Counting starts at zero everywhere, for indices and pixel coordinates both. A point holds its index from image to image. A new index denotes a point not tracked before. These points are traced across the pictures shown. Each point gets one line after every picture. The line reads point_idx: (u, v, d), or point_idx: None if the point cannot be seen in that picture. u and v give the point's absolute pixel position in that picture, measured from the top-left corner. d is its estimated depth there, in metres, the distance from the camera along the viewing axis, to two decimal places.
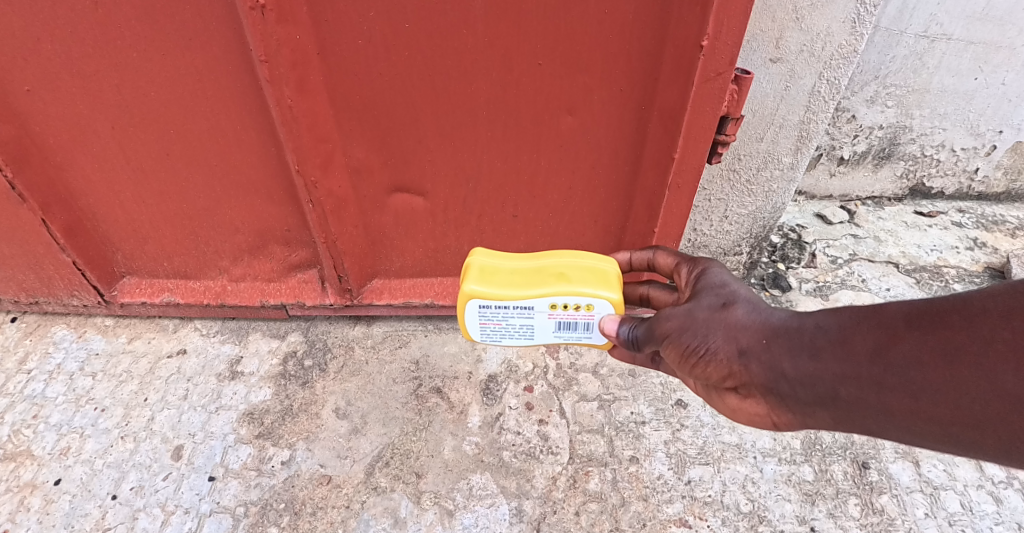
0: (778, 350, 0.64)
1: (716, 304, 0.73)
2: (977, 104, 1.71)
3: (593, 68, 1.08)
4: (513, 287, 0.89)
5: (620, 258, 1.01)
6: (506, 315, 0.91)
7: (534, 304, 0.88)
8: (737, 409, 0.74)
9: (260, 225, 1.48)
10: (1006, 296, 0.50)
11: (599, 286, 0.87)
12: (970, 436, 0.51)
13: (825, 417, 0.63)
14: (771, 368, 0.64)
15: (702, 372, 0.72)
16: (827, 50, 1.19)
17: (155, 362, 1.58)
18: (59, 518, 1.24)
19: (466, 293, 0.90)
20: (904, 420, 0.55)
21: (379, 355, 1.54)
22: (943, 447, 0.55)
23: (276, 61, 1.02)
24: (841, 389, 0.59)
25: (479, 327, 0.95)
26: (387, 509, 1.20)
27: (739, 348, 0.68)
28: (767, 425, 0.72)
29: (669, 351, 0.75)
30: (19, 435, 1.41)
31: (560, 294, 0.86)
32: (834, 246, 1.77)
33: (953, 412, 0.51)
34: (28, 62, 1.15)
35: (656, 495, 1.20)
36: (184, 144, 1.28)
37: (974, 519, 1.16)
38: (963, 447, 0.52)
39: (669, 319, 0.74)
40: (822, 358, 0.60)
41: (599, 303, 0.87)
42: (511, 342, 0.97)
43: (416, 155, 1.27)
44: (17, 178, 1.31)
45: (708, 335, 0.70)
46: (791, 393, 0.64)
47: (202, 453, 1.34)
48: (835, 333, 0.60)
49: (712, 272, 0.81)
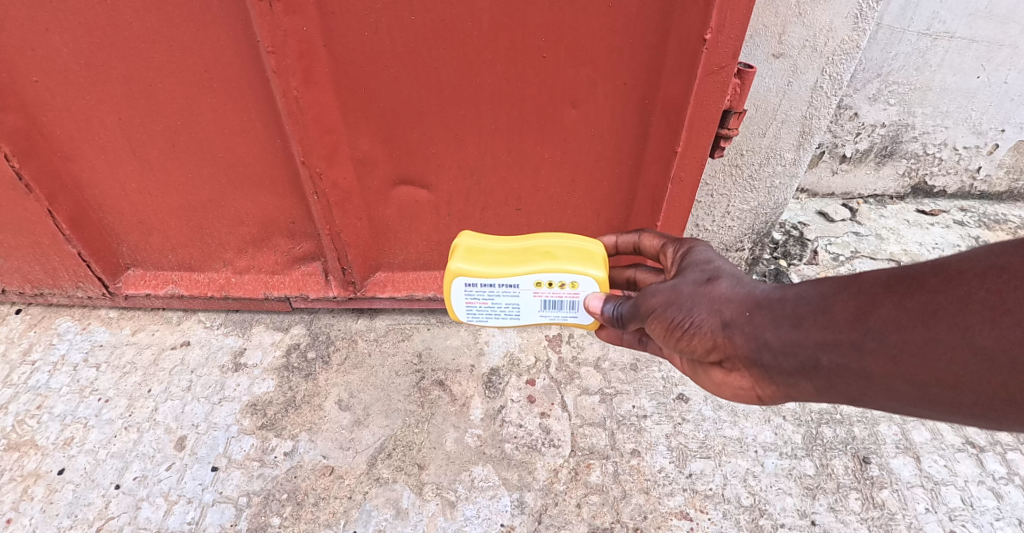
0: (760, 320, 0.64)
1: (701, 279, 0.74)
2: (979, 102, 1.71)
3: (597, 61, 1.09)
4: (499, 265, 0.91)
5: (607, 242, 1.02)
6: (492, 293, 0.93)
7: (520, 281, 0.90)
8: (722, 383, 0.74)
9: (265, 217, 1.49)
10: (980, 260, 0.52)
11: (585, 265, 0.89)
12: (946, 397, 0.52)
13: (809, 388, 0.64)
14: (754, 338, 0.65)
15: (687, 345, 0.71)
16: (829, 46, 1.20)
17: (159, 354, 1.59)
18: (63, 507, 1.25)
19: (454, 271, 0.91)
20: (883, 384, 0.56)
21: (382, 347, 1.55)
22: (919, 411, 0.56)
23: (283, 51, 1.03)
24: (822, 356, 0.59)
25: (466, 306, 0.96)
26: (389, 500, 1.21)
27: (722, 320, 0.68)
28: (752, 399, 0.73)
29: (654, 326, 0.75)
30: (23, 424, 1.42)
31: (547, 272, 0.89)
32: (836, 243, 1.77)
33: (931, 373, 0.52)
34: (36, 52, 1.16)
35: (657, 488, 1.20)
36: (190, 135, 1.29)
37: (974, 514, 1.17)
38: (940, 409, 0.54)
39: (654, 295, 0.75)
40: (804, 326, 0.61)
41: (584, 281, 0.89)
42: (497, 322, 0.98)
43: (421, 148, 1.28)
44: (23, 168, 1.32)
45: (692, 308, 0.70)
46: (774, 364, 0.64)
47: (205, 444, 1.35)
48: (817, 302, 0.61)
49: (699, 251, 0.82)
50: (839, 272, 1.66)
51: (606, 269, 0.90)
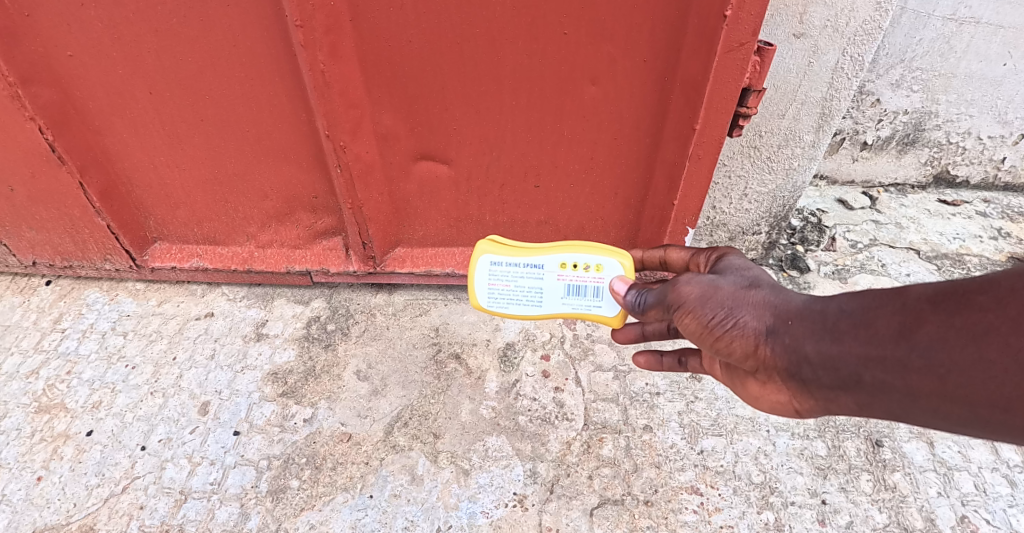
0: (800, 332, 0.66)
1: (742, 283, 0.76)
2: (1006, 90, 1.69)
3: (618, 37, 1.10)
4: (526, 247, 0.98)
5: (634, 256, 1.03)
6: (516, 274, 0.98)
7: (545, 262, 0.97)
8: (759, 397, 0.80)
9: (288, 191, 1.52)
10: None
11: (610, 252, 0.96)
12: (999, 418, 0.52)
13: (849, 402, 0.65)
14: (794, 351, 0.67)
15: (725, 346, 0.73)
16: (851, 26, 1.19)
17: (184, 324, 1.63)
18: (91, 466, 1.30)
19: (481, 249, 0.98)
20: (929, 403, 0.57)
21: (400, 321, 1.58)
22: (971, 430, 0.56)
23: (311, 25, 1.05)
24: (865, 372, 0.61)
25: (488, 290, 1.00)
26: (405, 466, 1.24)
27: (765, 326, 0.70)
28: (788, 412, 0.77)
29: (687, 321, 0.76)
30: (54, 388, 1.47)
31: (572, 252, 0.96)
32: (855, 230, 1.77)
33: (982, 394, 0.52)
34: (71, 27, 1.20)
35: (669, 463, 1.22)
36: (217, 108, 1.33)
37: (987, 500, 1.16)
38: (990, 429, 0.54)
39: (689, 285, 0.76)
40: (845, 341, 0.62)
41: (609, 265, 0.96)
42: (518, 311, 1.01)
43: (443, 123, 1.30)
44: (57, 141, 1.38)
45: (735, 308, 0.72)
46: (814, 378, 0.66)
47: (228, 409, 1.39)
48: (858, 316, 0.62)
49: (733, 257, 0.86)
50: (857, 260, 1.65)
51: (632, 260, 0.96)
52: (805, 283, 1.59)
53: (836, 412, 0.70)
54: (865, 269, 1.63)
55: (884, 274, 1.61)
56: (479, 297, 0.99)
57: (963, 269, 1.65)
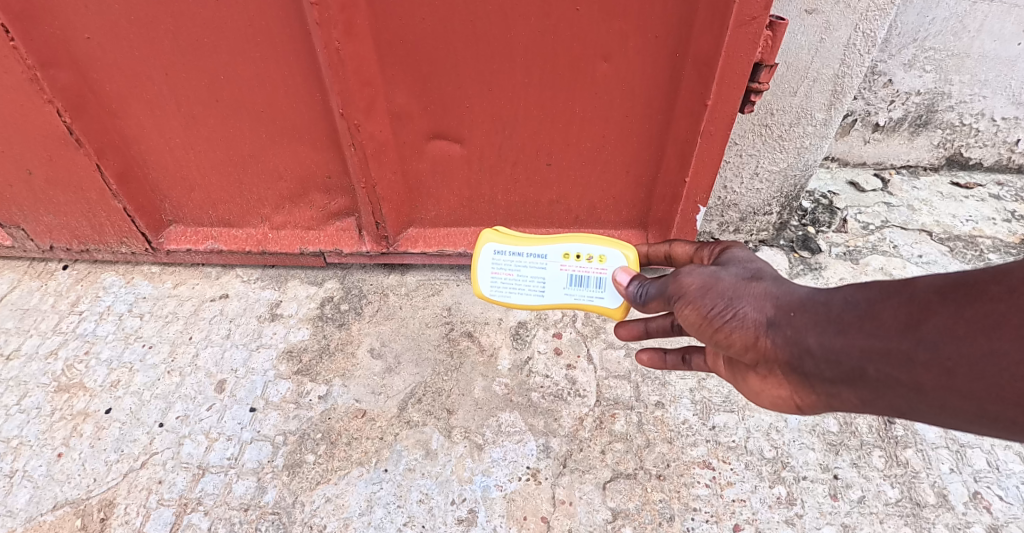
0: (801, 324, 0.66)
1: (744, 275, 0.76)
2: (1020, 70, 1.68)
3: (630, 13, 1.11)
4: (529, 237, 1.00)
5: (639, 251, 1.00)
6: (519, 263, 0.99)
7: (548, 252, 0.99)
8: (762, 391, 0.79)
9: (303, 171, 1.54)
10: None
11: (612, 243, 0.98)
12: (1010, 415, 0.50)
13: (852, 398, 0.64)
14: (796, 343, 0.66)
15: (725, 338, 0.74)
16: (863, 2, 1.19)
17: (199, 305, 1.65)
18: (110, 443, 1.32)
19: (484, 237, 1.00)
20: (938, 398, 0.55)
21: (413, 301, 1.60)
22: (983, 429, 0.54)
23: (326, 4, 1.06)
24: (869, 366, 0.59)
25: (490, 278, 1.01)
26: (420, 441, 1.26)
27: (765, 318, 0.70)
28: (789, 408, 0.76)
29: (687, 312, 0.76)
30: (72, 368, 1.50)
31: (575, 242, 0.98)
32: (866, 212, 1.76)
33: (990, 389, 0.50)
34: (88, 9, 1.21)
35: (681, 438, 1.23)
36: (232, 88, 1.34)
37: (999, 477, 1.16)
38: (1002, 428, 0.52)
39: (690, 276, 0.77)
40: (849, 333, 0.62)
41: (612, 256, 0.97)
42: (520, 301, 1.01)
43: (455, 101, 1.31)
44: (74, 124, 1.40)
45: (735, 300, 0.72)
46: (816, 371, 0.65)
47: (244, 387, 1.41)
48: (863, 308, 0.62)
49: (736, 249, 0.85)
50: (868, 241, 1.65)
51: (635, 252, 0.98)
52: (816, 264, 1.59)
53: (838, 409, 0.68)
54: (877, 250, 1.63)
55: (896, 255, 1.61)
56: (482, 284, 1.00)
57: (976, 250, 1.64)
